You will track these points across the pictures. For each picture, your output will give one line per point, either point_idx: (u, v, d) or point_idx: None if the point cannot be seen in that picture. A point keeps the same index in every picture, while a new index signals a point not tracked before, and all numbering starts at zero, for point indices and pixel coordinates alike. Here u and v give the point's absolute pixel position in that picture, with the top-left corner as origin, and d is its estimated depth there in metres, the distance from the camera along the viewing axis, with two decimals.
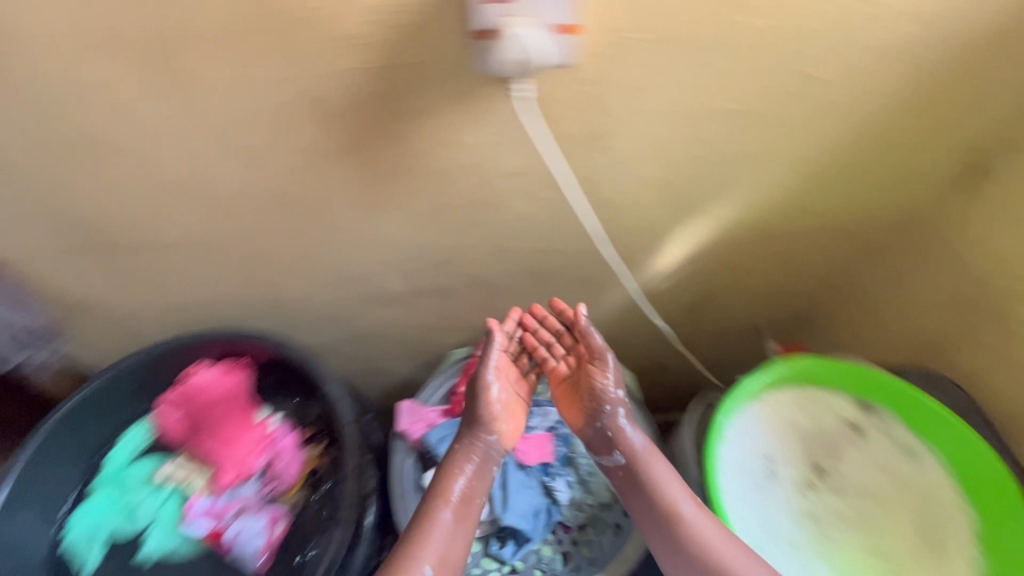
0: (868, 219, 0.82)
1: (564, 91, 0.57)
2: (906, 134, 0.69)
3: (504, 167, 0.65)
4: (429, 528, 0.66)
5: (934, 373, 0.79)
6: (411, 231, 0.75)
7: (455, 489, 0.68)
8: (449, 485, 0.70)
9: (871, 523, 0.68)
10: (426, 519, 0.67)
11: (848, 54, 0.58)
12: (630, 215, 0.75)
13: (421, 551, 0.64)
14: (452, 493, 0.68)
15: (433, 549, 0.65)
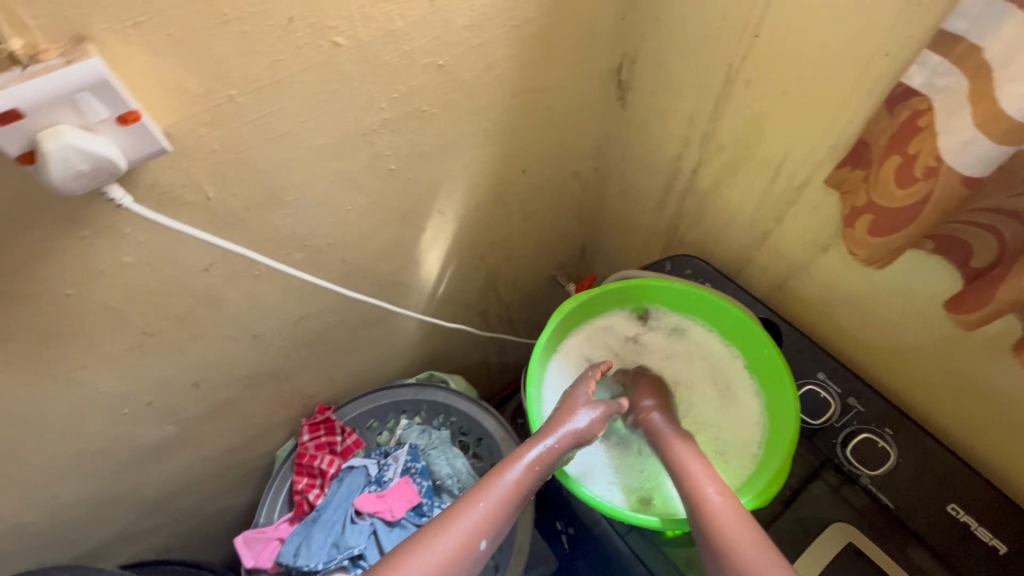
0: (575, 149, 0.90)
1: (209, 175, 0.51)
2: (561, 75, 0.74)
3: (200, 268, 0.58)
4: (474, 502, 0.60)
5: (683, 257, 0.89)
6: (138, 376, 0.63)
7: (513, 471, 0.62)
8: (512, 462, 0.63)
9: (686, 403, 0.78)
10: (482, 490, 0.61)
11: (461, 39, 0.58)
12: (372, 245, 0.73)
13: (466, 522, 0.59)
14: (508, 481, 0.62)
15: (475, 520, 0.59)
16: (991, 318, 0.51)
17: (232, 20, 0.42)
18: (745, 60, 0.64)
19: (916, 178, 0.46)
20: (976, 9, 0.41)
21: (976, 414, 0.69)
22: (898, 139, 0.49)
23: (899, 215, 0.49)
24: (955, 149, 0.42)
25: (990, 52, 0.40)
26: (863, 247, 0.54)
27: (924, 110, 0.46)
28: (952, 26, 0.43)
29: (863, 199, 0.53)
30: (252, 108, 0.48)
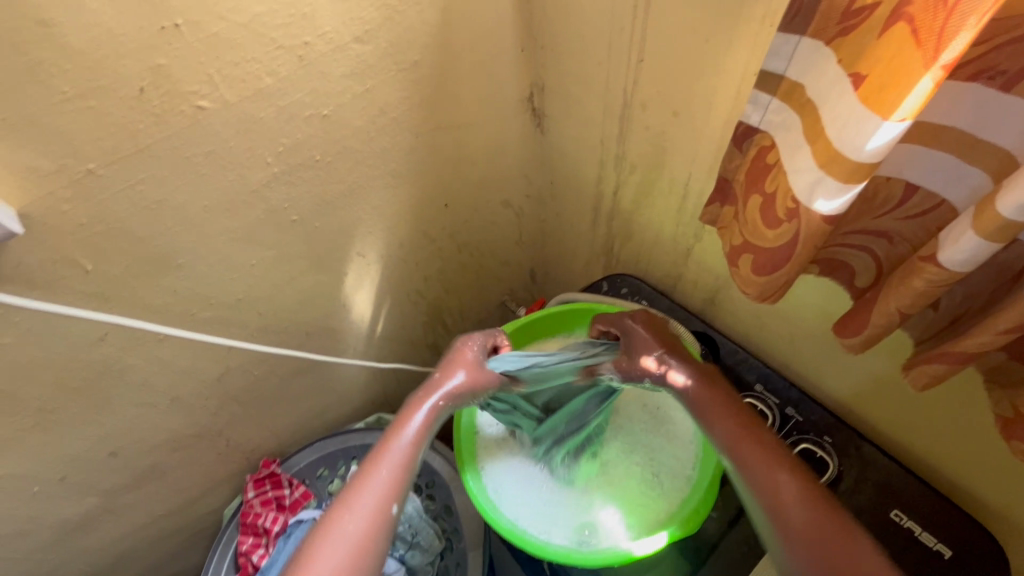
0: (502, 178, 0.87)
1: (81, 248, 0.50)
2: (468, 110, 0.73)
3: (93, 338, 0.57)
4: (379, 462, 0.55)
5: (617, 275, 0.89)
6: (42, 453, 0.62)
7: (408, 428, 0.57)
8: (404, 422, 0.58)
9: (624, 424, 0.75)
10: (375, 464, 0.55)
11: (342, 88, 0.58)
12: (288, 295, 0.72)
13: (369, 492, 0.53)
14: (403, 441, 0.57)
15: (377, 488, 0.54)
16: (875, 342, 0.50)
17: (75, 97, 0.43)
18: (636, 83, 0.65)
19: (780, 219, 0.46)
20: (789, 49, 0.44)
21: (908, 413, 0.68)
22: (754, 175, 0.50)
23: (776, 255, 0.48)
24: (810, 188, 0.41)
25: (810, 89, 0.42)
26: (752, 286, 0.52)
27: (769, 146, 0.48)
28: (771, 65, 0.46)
29: (739, 239, 0.52)
30: (118, 178, 0.49)
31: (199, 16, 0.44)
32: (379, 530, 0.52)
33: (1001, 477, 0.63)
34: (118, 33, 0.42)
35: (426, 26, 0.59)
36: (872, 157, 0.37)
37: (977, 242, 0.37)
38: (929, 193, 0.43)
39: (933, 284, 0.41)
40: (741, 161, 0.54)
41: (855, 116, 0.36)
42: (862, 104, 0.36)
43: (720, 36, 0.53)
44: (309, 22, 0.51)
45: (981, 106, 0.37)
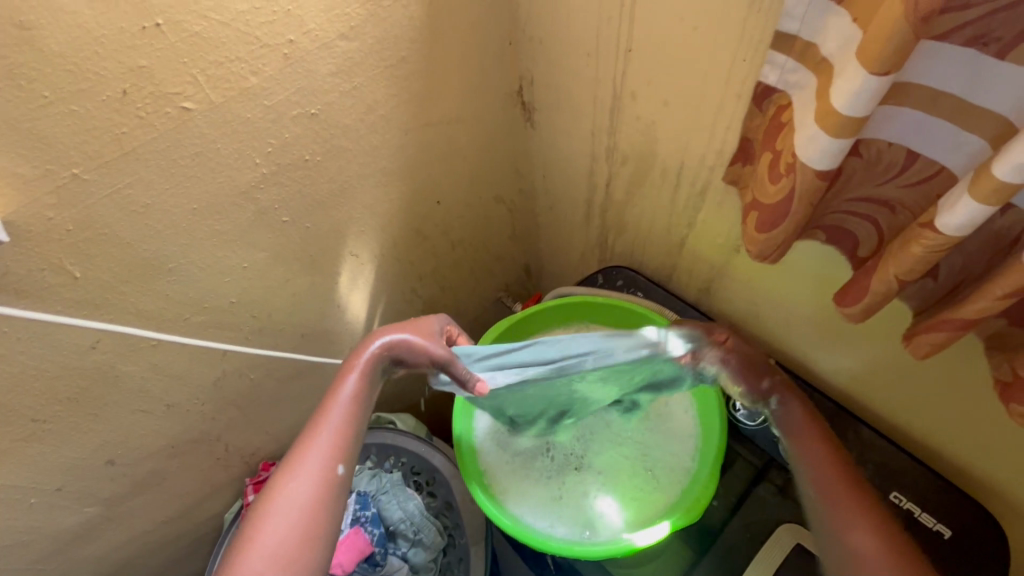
0: (493, 173, 0.86)
1: (68, 254, 0.50)
2: (457, 106, 0.72)
3: (85, 346, 0.56)
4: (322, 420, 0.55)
5: (612, 267, 0.88)
6: (38, 463, 0.61)
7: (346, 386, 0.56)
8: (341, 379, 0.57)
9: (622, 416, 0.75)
10: (314, 430, 0.54)
11: (330, 85, 0.57)
12: (282, 297, 0.71)
13: (313, 455, 0.52)
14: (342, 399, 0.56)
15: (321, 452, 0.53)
16: (875, 310, 0.50)
17: (56, 101, 0.42)
18: (625, 73, 0.65)
19: (782, 174, 0.46)
20: (801, 10, 0.43)
21: (905, 394, 0.68)
22: (770, 134, 0.49)
23: (774, 211, 0.48)
24: (803, 143, 0.42)
25: (826, 46, 0.42)
26: (752, 244, 0.52)
27: (785, 105, 0.48)
28: (785, 27, 0.45)
29: (750, 198, 0.52)
30: (104, 183, 0.48)
31: (181, 15, 0.44)
32: (325, 492, 0.51)
33: (997, 452, 0.64)
34: (99, 34, 0.41)
35: (412, 21, 0.59)
36: (861, 112, 0.37)
37: (973, 207, 0.37)
38: (928, 160, 0.43)
39: (931, 251, 0.41)
40: (760, 121, 0.53)
41: (847, 70, 0.37)
42: (853, 58, 0.36)
43: (708, 21, 0.53)
44: (294, 19, 0.50)
45: (978, 71, 0.37)
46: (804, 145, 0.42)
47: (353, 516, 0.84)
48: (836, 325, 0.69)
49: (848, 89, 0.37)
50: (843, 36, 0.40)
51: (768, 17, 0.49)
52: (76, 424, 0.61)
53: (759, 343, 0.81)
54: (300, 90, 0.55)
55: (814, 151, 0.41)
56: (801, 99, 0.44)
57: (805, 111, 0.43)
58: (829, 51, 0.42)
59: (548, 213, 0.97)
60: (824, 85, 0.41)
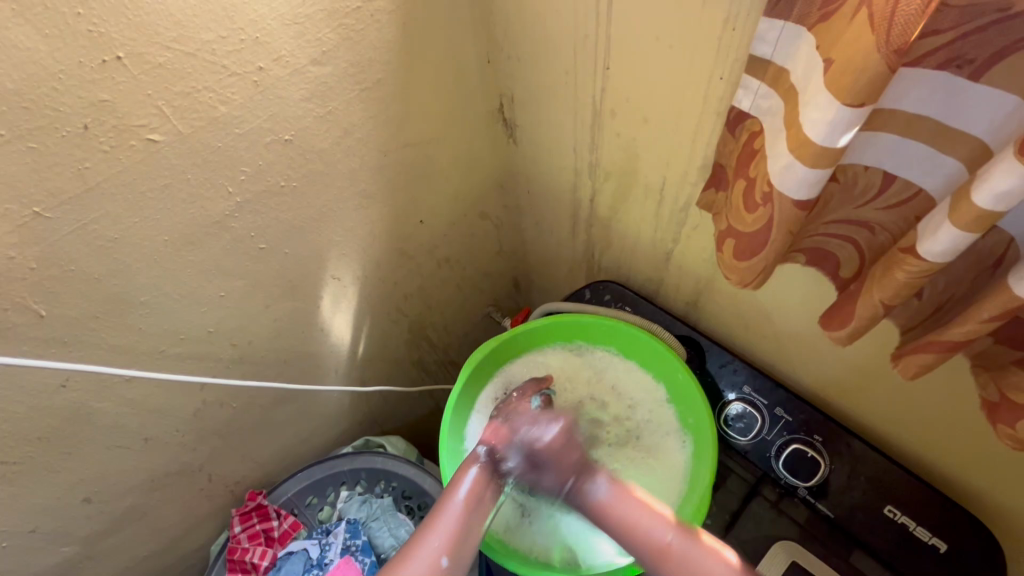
0: (476, 191, 0.85)
1: (33, 293, 0.48)
2: (437, 126, 0.71)
3: (54, 385, 0.55)
4: (432, 528, 0.57)
5: (599, 282, 0.87)
6: (9, 505, 0.59)
7: (459, 491, 0.60)
8: (455, 484, 0.61)
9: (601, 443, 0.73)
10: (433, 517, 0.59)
11: (303, 111, 0.56)
12: (262, 324, 0.69)
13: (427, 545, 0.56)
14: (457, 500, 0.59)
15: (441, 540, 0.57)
16: (861, 334, 0.49)
17: (14, 139, 0.41)
18: (605, 91, 0.64)
19: (757, 203, 0.45)
20: (774, 35, 0.43)
21: (896, 407, 0.67)
22: (743, 161, 0.49)
23: (752, 240, 0.47)
24: (780, 173, 0.41)
25: (793, 73, 0.42)
26: (733, 271, 0.51)
27: (758, 133, 0.48)
28: (758, 51, 0.45)
29: (725, 223, 0.52)
30: (68, 220, 0.47)
31: (143, 47, 0.43)
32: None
33: (988, 464, 0.63)
34: (55, 70, 0.40)
35: (386, 43, 0.58)
36: (836, 142, 0.37)
37: (955, 236, 0.36)
38: (907, 181, 0.43)
39: (915, 276, 0.40)
40: (733, 146, 0.53)
41: (818, 100, 0.36)
42: (823, 90, 0.35)
43: (684, 41, 0.53)
44: (262, 46, 0.49)
45: (951, 93, 0.37)
46: (779, 174, 0.41)
47: (344, 542, 0.83)
48: (824, 339, 0.68)
49: (818, 117, 0.36)
50: (807, 62, 0.39)
51: (744, 37, 0.48)
52: (47, 464, 0.59)
53: (749, 356, 0.81)
54: (272, 117, 0.54)
55: (790, 180, 0.41)
56: (778, 121, 0.43)
57: (776, 138, 0.42)
58: (796, 78, 0.41)
59: (534, 228, 0.96)
60: (793, 111, 0.41)
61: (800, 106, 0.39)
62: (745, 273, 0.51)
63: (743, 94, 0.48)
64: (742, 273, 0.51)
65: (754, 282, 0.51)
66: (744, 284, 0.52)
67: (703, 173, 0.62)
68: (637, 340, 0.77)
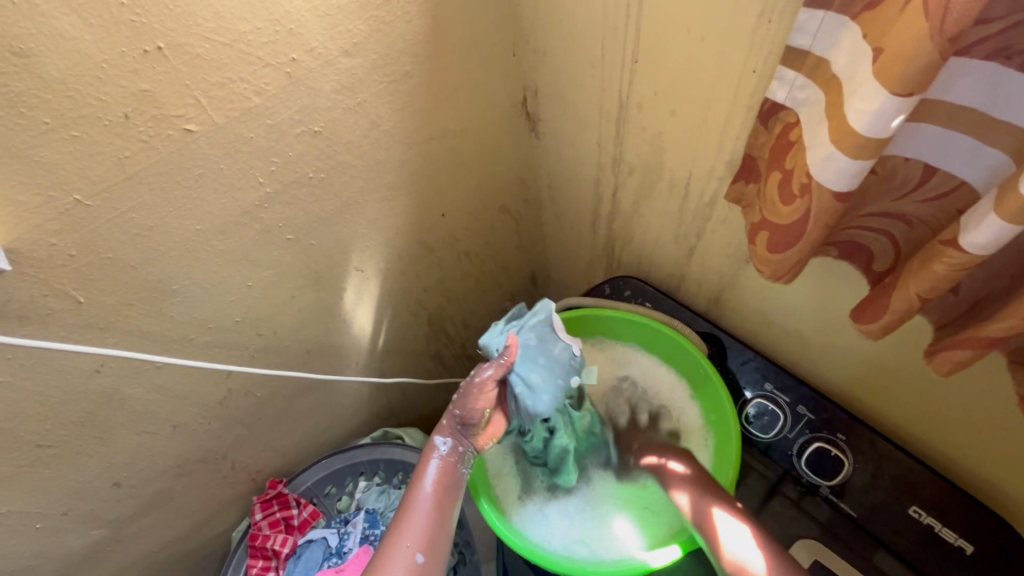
0: (498, 184, 0.85)
1: (72, 280, 0.49)
2: (461, 119, 0.71)
3: (89, 370, 0.56)
4: (399, 529, 0.57)
5: (619, 277, 0.87)
6: (44, 487, 0.61)
7: (424, 486, 0.59)
8: (420, 480, 0.60)
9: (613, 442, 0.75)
10: (403, 514, 0.58)
11: (333, 103, 0.56)
12: (287, 314, 0.70)
13: (400, 545, 0.56)
14: (425, 492, 0.59)
15: (411, 537, 0.56)
16: (894, 329, 0.49)
17: (57, 127, 0.42)
18: (632, 84, 0.64)
19: (795, 194, 0.45)
20: (814, 25, 0.42)
21: (923, 406, 0.67)
22: (780, 153, 0.49)
23: (789, 231, 0.47)
24: (820, 164, 0.41)
25: (835, 64, 0.41)
26: (766, 265, 0.51)
27: (796, 124, 0.47)
28: (796, 41, 0.44)
29: (759, 216, 0.51)
30: (106, 208, 0.48)
31: (182, 38, 0.43)
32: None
33: (1018, 466, 0.62)
34: (99, 59, 0.41)
35: (415, 35, 0.58)
36: (882, 132, 0.36)
37: (999, 226, 0.35)
38: (949, 173, 0.42)
39: (954, 269, 0.40)
40: (767, 139, 0.53)
41: (866, 89, 0.36)
42: (872, 79, 0.35)
43: (717, 32, 0.52)
44: (296, 37, 0.49)
45: (999, 83, 0.36)
46: (819, 165, 0.41)
47: (361, 532, 0.84)
48: (850, 337, 0.68)
49: (865, 105, 0.36)
50: (854, 52, 0.39)
51: (780, 28, 0.48)
52: (80, 448, 0.61)
53: (771, 353, 0.80)
54: (302, 108, 0.54)
55: (830, 172, 0.40)
56: (817, 113, 0.43)
57: (816, 129, 0.42)
58: (840, 69, 0.41)
59: (554, 222, 0.96)
60: (832, 102, 0.40)
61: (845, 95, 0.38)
62: (775, 264, 0.50)
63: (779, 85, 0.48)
64: (774, 264, 0.50)
65: (786, 274, 0.51)
66: (774, 276, 0.51)
67: (731, 167, 0.62)
68: (661, 333, 0.77)
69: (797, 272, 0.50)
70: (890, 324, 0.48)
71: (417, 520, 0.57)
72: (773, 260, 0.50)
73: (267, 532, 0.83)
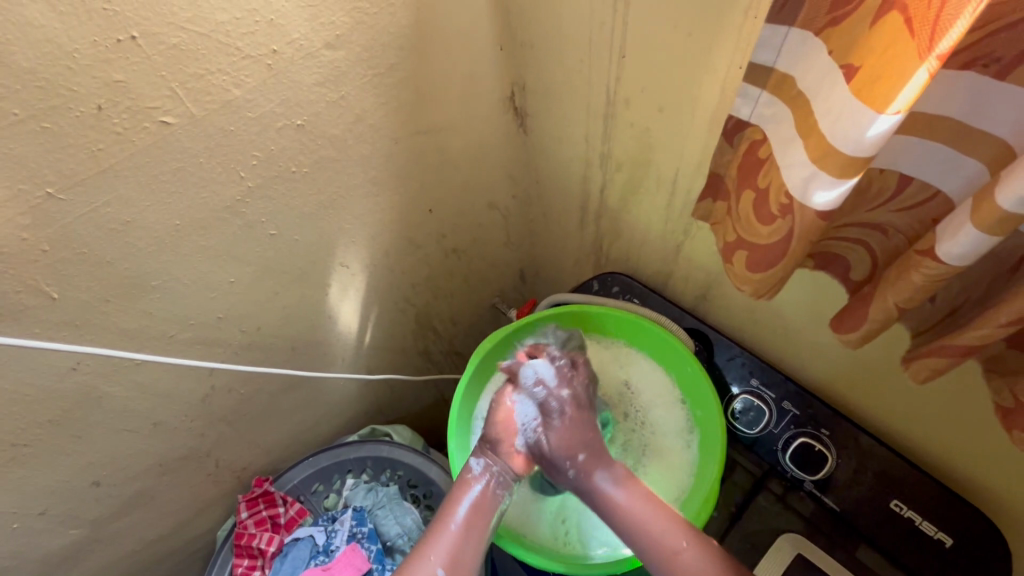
0: (485, 180, 0.85)
1: (46, 275, 0.48)
2: (447, 113, 0.70)
3: (66, 368, 0.55)
4: (429, 548, 0.59)
5: (607, 274, 0.87)
6: (19, 488, 0.59)
7: (458, 509, 0.61)
8: (454, 502, 0.62)
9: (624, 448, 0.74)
10: (434, 534, 0.60)
11: (315, 96, 0.55)
12: (271, 311, 0.69)
13: (427, 561, 0.58)
14: (458, 516, 0.61)
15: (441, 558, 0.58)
16: (873, 337, 0.49)
17: (27, 119, 0.40)
18: (619, 80, 0.64)
19: (775, 215, 0.45)
20: (777, 41, 0.42)
21: (905, 402, 0.67)
22: (748, 171, 0.49)
23: (770, 252, 0.47)
24: (802, 184, 0.40)
25: (801, 80, 0.41)
26: (746, 283, 0.51)
27: (761, 141, 0.48)
28: (761, 58, 0.44)
29: (734, 234, 0.52)
30: (81, 201, 0.46)
31: (157, 27, 0.42)
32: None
33: (997, 461, 0.63)
34: (70, 49, 0.39)
35: (400, 28, 0.57)
36: (865, 153, 0.36)
37: (976, 236, 0.36)
38: (925, 183, 0.42)
39: (932, 278, 0.40)
40: (732, 157, 0.53)
41: (844, 111, 0.35)
42: (851, 100, 0.35)
43: (703, 28, 0.52)
44: (276, 29, 0.48)
45: (976, 93, 0.36)
46: (803, 187, 0.41)
47: (349, 531, 0.84)
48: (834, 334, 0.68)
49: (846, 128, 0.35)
50: (824, 71, 0.38)
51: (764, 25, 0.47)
52: (57, 447, 0.60)
53: (757, 350, 0.80)
54: (284, 101, 0.53)
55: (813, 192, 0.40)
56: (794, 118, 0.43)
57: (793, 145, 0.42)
58: (808, 87, 0.40)
59: (542, 219, 0.95)
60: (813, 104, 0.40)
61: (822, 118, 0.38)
62: (757, 283, 0.50)
63: (744, 99, 0.48)
64: (756, 283, 0.50)
65: (767, 293, 0.51)
66: (756, 295, 0.51)
67: None
68: (646, 333, 0.77)
69: (777, 290, 0.50)
70: (868, 335, 0.48)
71: (449, 540, 0.59)
72: (755, 280, 0.50)
73: (253, 532, 0.83)
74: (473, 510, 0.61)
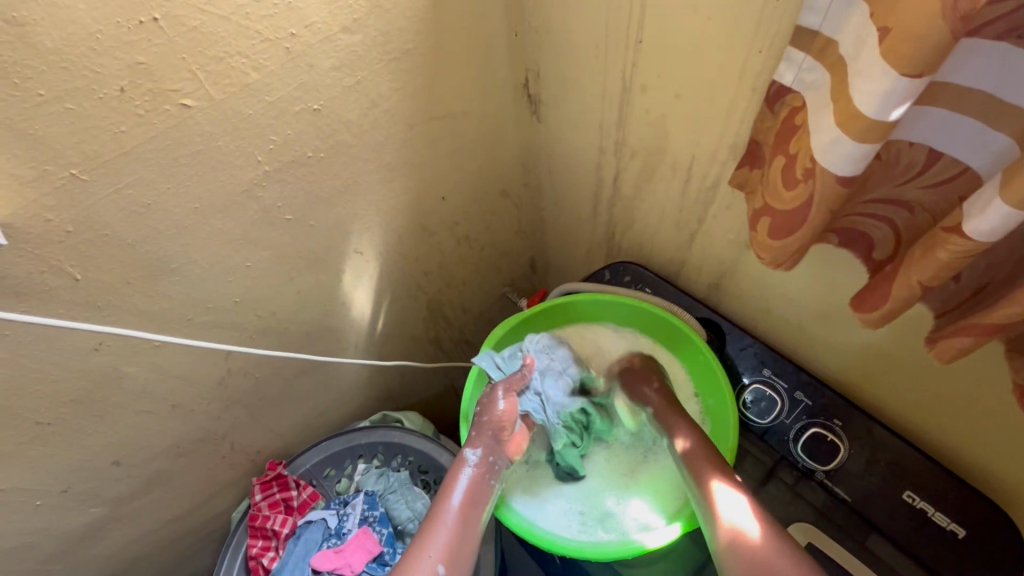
0: (499, 167, 0.84)
1: (69, 256, 0.49)
2: (462, 100, 0.70)
3: (87, 349, 0.56)
4: (425, 540, 0.57)
5: (620, 263, 0.87)
6: (42, 465, 0.61)
7: (454, 498, 0.61)
8: (448, 494, 0.61)
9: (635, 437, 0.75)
10: (429, 527, 0.58)
11: (333, 80, 0.55)
12: (286, 295, 0.70)
13: (424, 555, 0.56)
14: (453, 505, 0.60)
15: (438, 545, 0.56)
16: (893, 317, 0.49)
17: (52, 100, 0.41)
18: (636, 66, 0.63)
19: (798, 179, 0.45)
20: (824, 4, 0.42)
21: (920, 392, 0.67)
22: (782, 137, 0.48)
23: (792, 218, 0.47)
24: (825, 149, 0.40)
25: (842, 45, 0.41)
26: (766, 251, 0.51)
27: (800, 108, 0.46)
28: (806, 21, 0.44)
29: (761, 201, 0.51)
30: (103, 182, 0.47)
31: (178, 9, 0.42)
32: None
33: (1012, 452, 0.62)
34: (94, 30, 0.40)
35: (416, 12, 0.57)
36: (885, 116, 0.36)
37: (1004, 212, 0.35)
38: (953, 159, 0.42)
39: (956, 256, 0.40)
40: (772, 123, 0.52)
41: (873, 71, 0.35)
42: (879, 59, 0.34)
43: (723, 11, 0.51)
44: (295, 12, 0.48)
45: (1006, 66, 0.36)
46: (824, 151, 0.41)
47: (362, 514, 0.85)
48: (849, 323, 0.68)
49: (869, 88, 0.36)
50: (861, 32, 0.38)
51: (787, 7, 0.47)
52: (79, 427, 0.61)
53: (770, 340, 0.80)
54: (301, 85, 0.53)
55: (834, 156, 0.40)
56: (823, 96, 0.42)
57: (822, 112, 0.41)
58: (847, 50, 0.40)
59: (554, 208, 0.95)
60: (838, 85, 0.40)
61: (851, 79, 0.38)
62: (776, 252, 0.50)
63: (788, 63, 0.47)
64: (777, 250, 0.50)
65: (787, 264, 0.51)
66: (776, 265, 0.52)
67: (735, 151, 0.61)
68: (659, 320, 0.77)
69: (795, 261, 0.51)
70: (891, 314, 0.48)
71: (447, 528, 0.58)
72: (774, 247, 0.50)
73: (267, 514, 0.84)
74: (472, 500, 0.61)
